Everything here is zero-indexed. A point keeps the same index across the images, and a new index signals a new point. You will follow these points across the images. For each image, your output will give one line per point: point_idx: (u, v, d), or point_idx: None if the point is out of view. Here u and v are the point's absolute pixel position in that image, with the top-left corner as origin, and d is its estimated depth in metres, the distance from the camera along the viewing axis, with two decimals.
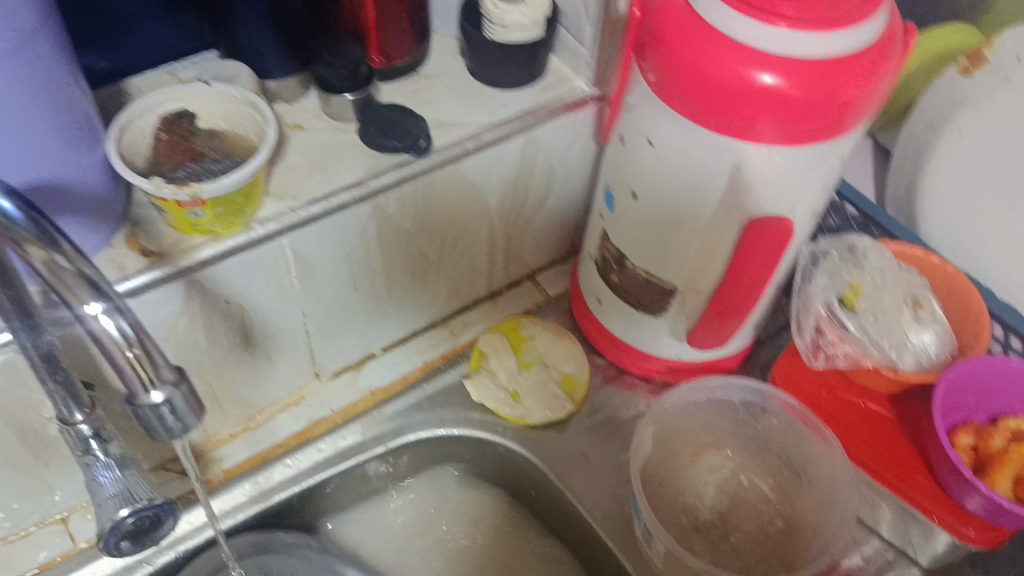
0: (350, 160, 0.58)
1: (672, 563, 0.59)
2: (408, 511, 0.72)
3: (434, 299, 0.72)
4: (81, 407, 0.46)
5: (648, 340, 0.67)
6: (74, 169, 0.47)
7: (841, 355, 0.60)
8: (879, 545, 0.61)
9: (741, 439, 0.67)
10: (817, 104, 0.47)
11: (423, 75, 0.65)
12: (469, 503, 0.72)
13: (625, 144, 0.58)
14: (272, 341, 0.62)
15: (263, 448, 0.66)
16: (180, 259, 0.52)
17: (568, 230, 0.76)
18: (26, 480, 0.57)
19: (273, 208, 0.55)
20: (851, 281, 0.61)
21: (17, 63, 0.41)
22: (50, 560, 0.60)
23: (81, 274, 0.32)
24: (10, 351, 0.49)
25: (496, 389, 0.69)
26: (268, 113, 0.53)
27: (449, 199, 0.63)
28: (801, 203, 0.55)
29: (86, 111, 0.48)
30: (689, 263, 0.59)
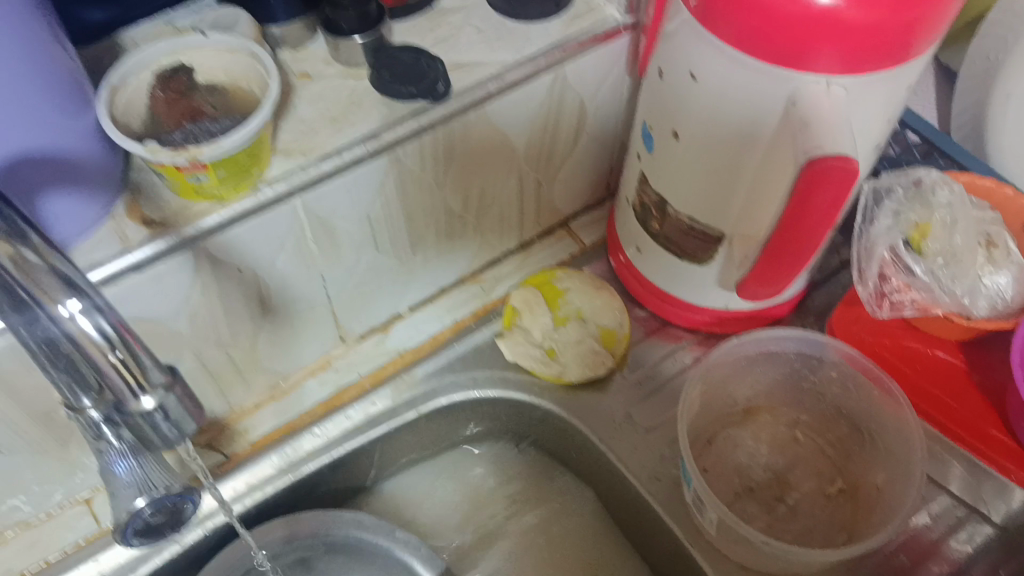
0: (363, 109, 0.54)
1: (726, 531, 0.55)
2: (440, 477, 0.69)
3: (462, 254, 0.67)
4: (86, 394, 0.41)
5: (693, 291, 0.63)
6: (62, 141, 0.43)
7: (908, 304, 0.55)
8: (947, 502, 0.57)
9: (795, 394, 0.63)
10: (883, 26, 0.41)
11: (439, 11, 0.59)
12: (505, 470, 0.69)
13: (664, 79, 0.52)
14: (293, 308, 0.59)
15: (290, 417, 0.63)
16: (184, 228, 0.48)
17: (603, 173, 0.71)
18: (44, 463, 0.55)
19: (281, 166, 0.51)
20: (919, 220, 0.55)
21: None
22: (76, 542, 0.58)
23: (55, 269, 0.29)
24: (9, 336, 0.46)
25: (531, 348, 0.66)
26: (270, 62, 0.49)
27: (474, 146, 0.58)
28: (864, 138, 0.49)
29: (72, 73, 0.44)
30: (738, 209, 0.53)
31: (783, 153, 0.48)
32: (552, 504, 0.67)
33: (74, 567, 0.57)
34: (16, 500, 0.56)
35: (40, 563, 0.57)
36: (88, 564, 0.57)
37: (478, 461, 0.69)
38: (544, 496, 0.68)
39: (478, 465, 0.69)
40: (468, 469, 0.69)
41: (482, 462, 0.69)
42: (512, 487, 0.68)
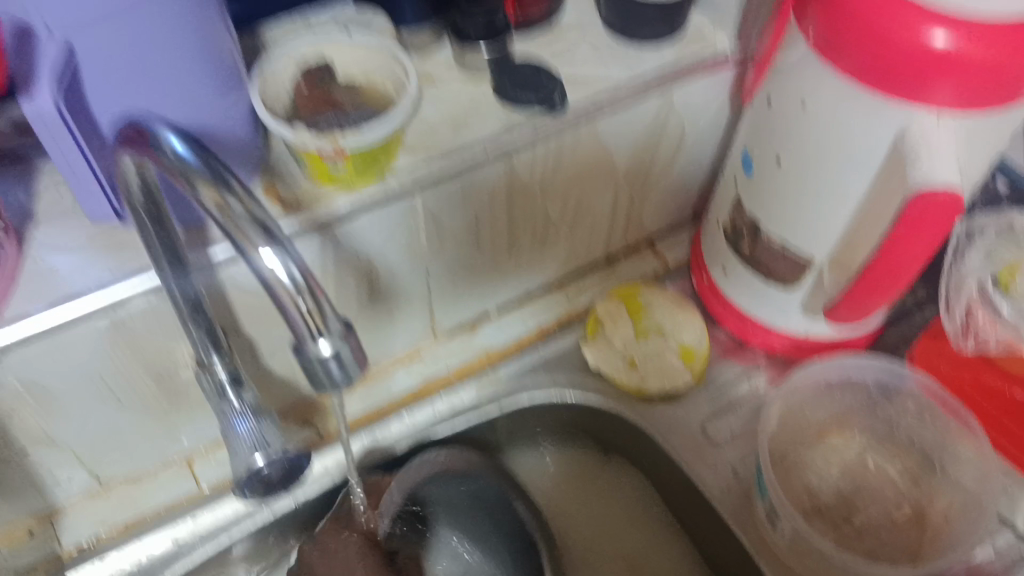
0: (484, 114, 0.57)
1: (798, 543, 0.58)
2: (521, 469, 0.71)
3: (552, 261, 0.70)
4: (219, 351, 0.47)
5: (774, 313, 0.65)
6: (220, 117, 0.47)
7: (993, 341, 0.57)
8: (1012, 538, 0.58)
9: (869, 421, 0.64)
10: (994, 70, 0.44)
11: (557, 29, 0.63)
12: (563, 467, 0.72)
13: (773, 106, 0.55)
14: (396, 296, 0.62)
15: (379, 402, 0.66)
16: (317, 211, 0.52)
17: (692, 196, 0.73)
18: (156, 422, 0.59)
19: (407, 160, 0.54)
20: (1010, 260, 0.57)
21: (158, 19, 0.41)
22: (174, 501, 0.62)
23: (253, 218, 0.31)
24: (151, 296, 0.50)
25: (613, 357, 0.68)
26: (408, 64, 0.52)
27: (578, 159, 0.61)
28: (965, 175, 0.51)
29: (234, 56, 0.48)
30: (834, 235, 0.56)
31: (886, 186, 0.50)
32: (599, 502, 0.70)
33: (171, 524, 0.61)
34: (124, 455, 0.60)
35: (140, 516, 0.61)
36: (185, 522, 0.61)
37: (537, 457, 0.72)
38: (592, 495, 0.71)
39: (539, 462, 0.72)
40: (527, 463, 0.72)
41: (541, 460, 0.72)
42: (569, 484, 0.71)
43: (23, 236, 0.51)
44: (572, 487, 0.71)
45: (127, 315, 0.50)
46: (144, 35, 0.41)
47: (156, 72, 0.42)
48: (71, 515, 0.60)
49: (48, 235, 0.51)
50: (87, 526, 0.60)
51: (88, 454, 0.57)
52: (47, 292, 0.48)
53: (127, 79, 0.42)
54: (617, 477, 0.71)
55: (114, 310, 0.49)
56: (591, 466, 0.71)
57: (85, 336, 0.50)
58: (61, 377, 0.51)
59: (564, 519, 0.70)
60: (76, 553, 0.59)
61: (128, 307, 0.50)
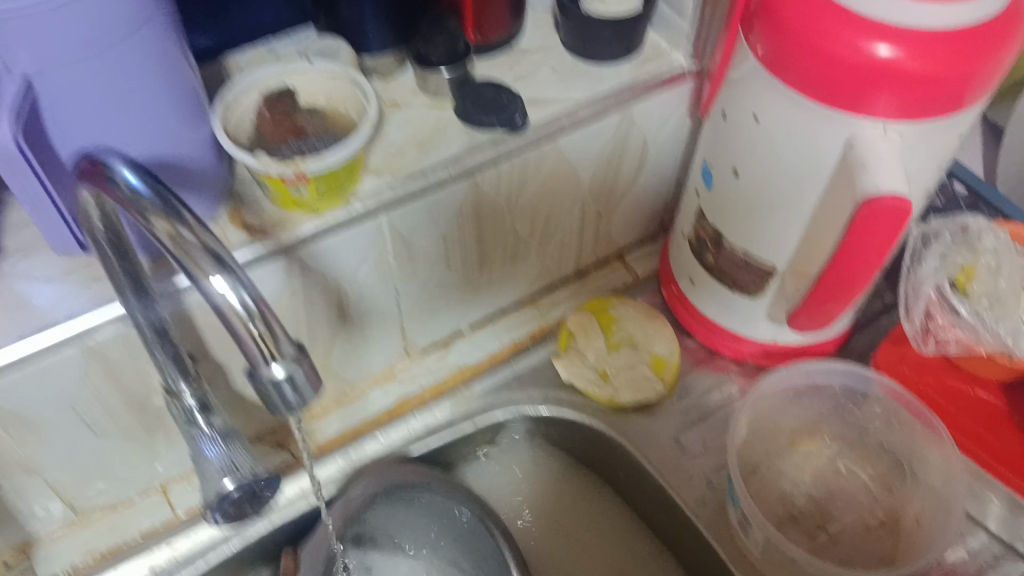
0: (447, 137, 0.58)
1: (770, 553, 0.58)
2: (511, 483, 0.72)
3: (523, 278, 0.71)
4: (187, 378, 0.47)
5: (742, 323, 0.66)
6: (183, 148, 0.48)
7: (952, 341, 0.58)
8: (985, 539, 0.59)
9: (839, 427, 0.65)
10: (935, 79, 0.45)
11: (518, 51, 0.64)
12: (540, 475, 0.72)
13: (729, 120, 0.56)
14: (368, 318, 0.63)
15: (355, 423, 0.67)
16: (283, 237, 0.52)
17: (659, 209, 0.74)
18: (132, 451, 0.59)
19: (372, 184, 0.55)
20: (964, 263, 0.58)
21: (117, 55, 0.41)
22: (152, 529, 0.62)
23: (206, 247, 0.32)
24: (121, 325, 0.50)
25: (586, 369, 0.69)
26: (370, 90, 0.53)
27: (543, 177, 0.62)
28: (915, 182, 0.52)
29: (195, 87, 0.48)
30: (794, 244, 0.57)
31: (837, 196, 0.51)
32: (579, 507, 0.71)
33: (149, 551, 0.61)
34: (101, 485, 0.60)
35: (118, 544, 0.61)
36: (162, 549, 0.61)
37: (513, 466, 0.72)
38: (582, 506, 0.71)
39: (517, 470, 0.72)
40: (504, 471, 0.72)
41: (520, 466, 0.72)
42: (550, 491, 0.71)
43: None
44: (554, 493, 0.71)
45: (98, 346, 0.51)
46: (105, 71, 0.41)
47: (115, 106, 0.43)
48: (50, 546, 0.60)
49: (19, 270, 0.52)
50: (65, 557, 0.60)
51: (65, 485, 0.58)
52: (19, 326, 0.49)
53: (88, 115, 0.42)
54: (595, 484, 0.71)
55: (85, 341, 0.50)
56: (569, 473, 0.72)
57: (56, 368, 0.50)
58: (35, 409, 0.51)
59: (546, 523, 0.70)
60: None
61: (99, 337, 0.50)
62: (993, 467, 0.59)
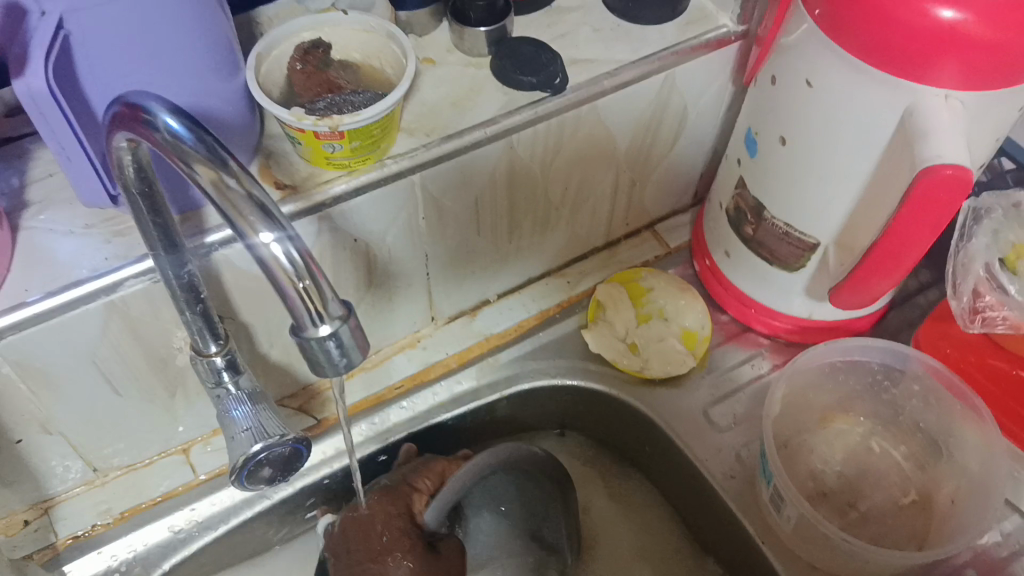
0: (483, 96, 0.56)
1: (800, 531, 0.57)
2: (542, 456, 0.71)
3: (553, 245, 0.69)
4: (216, 339, 0.48)
5: (778, 297, 0.64)
6: (216, 99, 0.46)
7: (1000, 321, 0.56)
8: (1019, 523, 0.58)
9: (874, 405, 0.64)
10: (1001, 47, 0.43)
11: (557, 9, 0.62)
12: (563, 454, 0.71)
13: (778, 85, 0.54)
14: (395, 282, 0.61)
15: (378, 388, 0.65)
16: (314, 194, 0.51)
17: (693, 178, 0.72)
18: (154, 411, 0.58)
19: (405, 143, 0.53)
20: (1017, 240, 0.56)
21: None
22: (171, 490, 0.61)
23: (250, 198, 0.30)
24: (147, 281, 0.49)
25: (615, 341, 0.68)
26: (407, 43, 0.51)
27: (579, 141, 0.60)
28: (975, 153, 0.50)
29: (229, 36, 0.46)
30: (841, 215, 0.55)
31: (892, 169, 0.49)
32: (598, 487, 0.70)
33: (169, 513, 0.60)
34: (122, 444, 0.59)
35: (137, 505, 0.60)
36: (183, 511, 0.60)
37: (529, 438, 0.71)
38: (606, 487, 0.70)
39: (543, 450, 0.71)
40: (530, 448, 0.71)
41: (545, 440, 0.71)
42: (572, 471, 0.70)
43: (18, 221, 0.50)
44: (583, 476, 0.71)
45: (123, 301, 0.49)
46: (140, 16, 0.40)
47: (149, 53, 0.41)
48: (67, 505, 0.59)
49: (42, 221, 0.50)
50: (84, 515, 0.59)
51: (86, 443, 0.57)
52: (42, 278, 0.47)
53: (122, 60, 0.41)
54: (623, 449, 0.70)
55: (109, 296, 0.48)
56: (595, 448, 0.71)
57: (80, 323, 0.49)
58: (56, 365, 0.50)
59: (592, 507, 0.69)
60: (71, 542, 0.58)
61: (124, 293, 0.49)
62: None
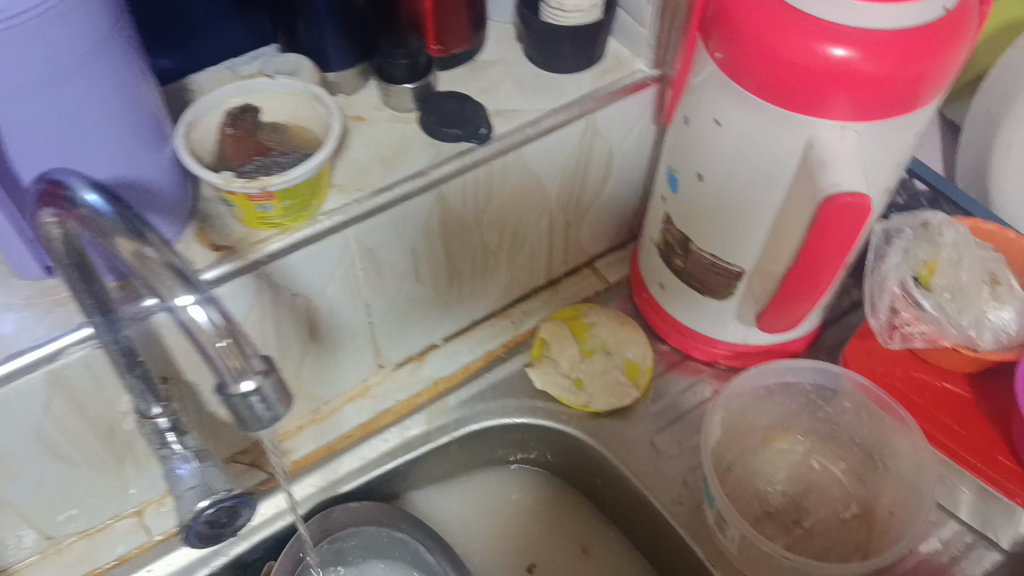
0: (412, 151, 0.58)
1: (747, 550, 0.59)
2: (494, 486, 0.72)
3: (494, 288, 0.71)
4: (159, 400, 0.48)
5: (712, 325, 0.67)
6: (144, 168, 0.48)
7: (917, 335, 0.59)
8: (957, 528, 0.61)
9: (811, 424, 0.66)
10: (888, 78, 0.46)
11: (480, 64, 0.65)
12: (500, 492, 0.72)
13: (691, 125, 0.57)
14: (339, 334, 0.62)
15: (330, 439, 0.66)
16: (249, 253, 0.52)
17: (627, 216, 0.75)
18: (104, 477, 0.59)
19: (338, 199, 0.55)
20: (927, 259, 0.59)
21: (77, 76, 0.41)
22: (127, 554, 0.61)
23: (170, 265, 0.32)
24: (88, 347, 0.50)
25: (559, 377, 0.69)
26: (332, 105, 0.53)
27: (509, 187, 0.62)
28: (875, 179, 0.53)
29: (155, 107, 0.48)
30: (761, 241, 0.57)
31: (798, 198, 0.52)
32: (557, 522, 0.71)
33: None
34: (73, 512, 0.59)
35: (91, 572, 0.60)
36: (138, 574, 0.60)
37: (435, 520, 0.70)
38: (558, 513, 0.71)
39: (478, 494, 0.72)
40: (482, 481, 0.73)
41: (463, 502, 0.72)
42: (512, 507, 0.72)
43: None
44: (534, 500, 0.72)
45: (65, 370, 0.50)
46: (65, 91, 0.41)
47: (76, 126, 0.43)
48: None
49: None
50: None
51: (36, 514, 0.57)
52: None
53: (50, 135, 0.42)
54: (558, 510, 0.71)
55: (52, 365, 0.49)
56: (531, 489, 0.72)
57: (23, 394, 0.49)
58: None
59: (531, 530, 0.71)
60: None
61: (65, 361, 0.49)
62: (959, 454, 0.59)
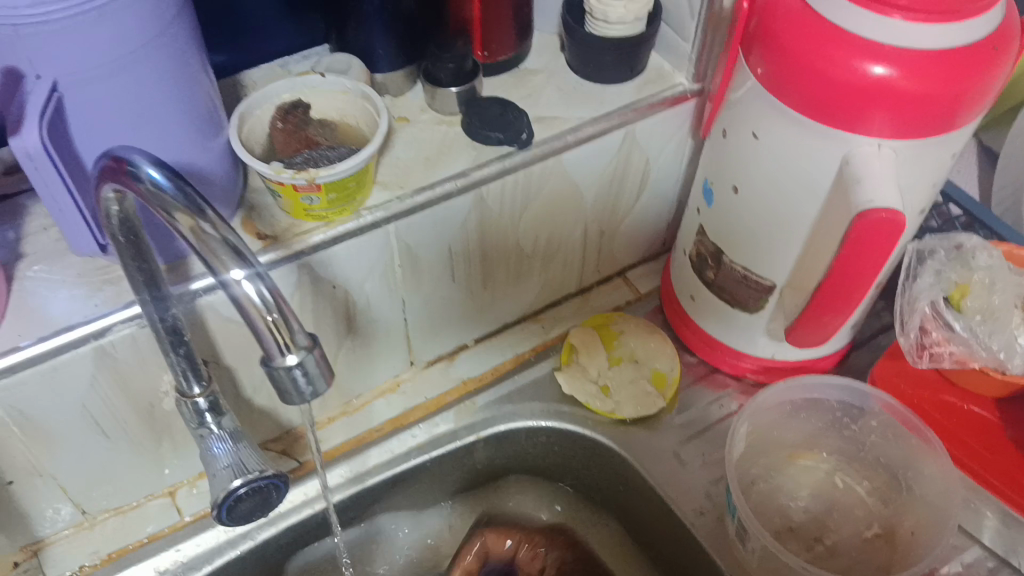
0: (454, 152, 0.60)
1: (767, 563, 0.59)
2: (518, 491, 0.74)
3: (527, 292, 0.72)
4: (199, 381, 0.50)
5: (741, 338, 0.67)
6: (198, 157, 0.50)
7: (946, 356, 0.59)
8: (980, 553, 0.59)
9: (837, 443, 0.66)
10: (926, 98, 0.47)
11: (524, 71, 0.66)
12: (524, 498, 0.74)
13: (728, 138, 0.58)
14: (374, 328, 0.64)
15: (359, 432, 0.68)
16: (293, 243, 0.54)
17: (660, 228, 0.76)
18: (142, 455, 0.60)
19: (380, 196, 0.57)
20: (959, 280, 0.60)
21: (140, 62, 0.43)
22: (157, 532, 0.63)
23: (226, 242, 0.34)
24: (134, 326, 0.52)
25: (587, 383, 0.70)
26: (381, 104, 0.55)
27: (547, 192, 0.63)
28: (910, 198, 0.54)
29: (212, 99, 0.50)
30: (793, 256, 0.58)
31: (833, 214, 0.53)
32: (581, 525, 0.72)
33: (154, 555, 0.61)
34: (110, 488, 0.61)
35: (121, 547, 0.62)
36: (167, 552, 0.62)
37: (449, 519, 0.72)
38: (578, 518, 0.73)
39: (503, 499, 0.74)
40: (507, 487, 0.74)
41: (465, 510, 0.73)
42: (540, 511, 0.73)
43: (13, 273, 0.53)
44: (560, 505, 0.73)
45: (112, 346, 0.52)
46: (128, 76, 0.43)
47: (136, 112, 0.45)
48: (56, 548, 0.61)
49: (35, 273, 0.53)
50: (71, 559, 0.61)
51: (75, 487, 0.59)
52: (34, 328, 0.50)
53: (111, 117, 0.44)
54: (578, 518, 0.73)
55: (99, 341, 0.51)
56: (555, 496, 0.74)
57: (70, 367, 0.51)
58: (45, 410, 0.52)
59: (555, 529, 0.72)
60: None
61: (112, 338, 0.51)
62: (988, 481, 0.61)
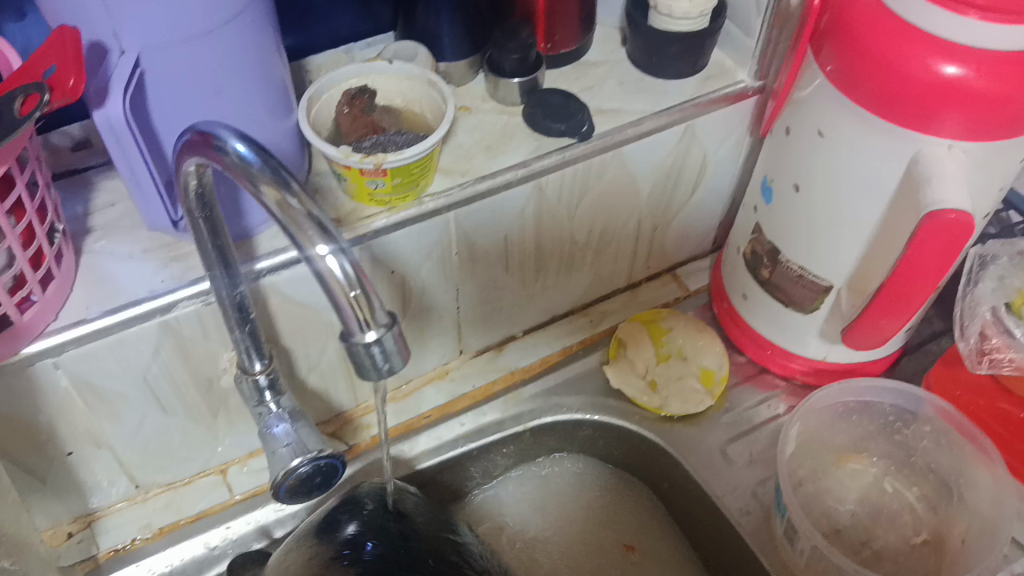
0: (516, 142, 0.60)
1: (815, 566, 0.59)
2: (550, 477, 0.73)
3: (578, 284, 0.72)
4: (261, 357, 0.50)
5: (793, 339, 0.67)
6: (269, 137, 0.51)
7: (1006, 363, 0.59)
8: None
9: (885, 448, 0.66)
10: (999, 99, 0.46)
11: (585, 63, 0.66)
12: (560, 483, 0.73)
13: (792, 136, 0.58)
14: (428, 313, 0.65)
15: (409, 417, 0.68)
16: (356, 226, 0.54)
17: (712, 226, 0.76)
18: (197, 430, 0.61)
19: (441, 183, 0.57)
20: (1023, 287, 0.60)
21: (220, 41, 0.44)
22: (208, 509, 0.64)
23: (311, 216, 0.34)
24: (198, 303, 0.52)
25: (635, 378, 0.70)
26: (447, 92, 0.55)
27: (604, 185, 0.63)
28: (976, 202, 0.53)
29: (283, 80, 0.51)
30: (852, 257, 0.58)
31: (899, 215, 0.52)
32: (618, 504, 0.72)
33: (205, 530, 0.63)
34: (165, 463, 0.62)
35: (171, 523, 0.63)
36: (218, 529, 0.63)
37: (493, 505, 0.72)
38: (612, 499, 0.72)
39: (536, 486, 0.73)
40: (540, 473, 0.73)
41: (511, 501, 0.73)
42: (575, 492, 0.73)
43: (80, 245, 0.54)
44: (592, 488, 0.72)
45: (176, 321, 0.53)
46: (208, 54, 0.44)
47: (214, 90, 0.46)
48: (110, 519, 0.62)
49: (103, 247, 0.54)
50: (124, 531, 0.62)
51: (132, 460, 0.60)
52: (102, 301, 0.51)
53: (190, 94, 0.45)
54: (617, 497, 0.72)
55: (164, 316, 0.52)
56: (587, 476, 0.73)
57: (136, 341, 0.52)
58: (109, 381, 0.53)
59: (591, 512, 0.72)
60: (113, 555, 0.61)
61: (176, 313, 0.52)
62: None
